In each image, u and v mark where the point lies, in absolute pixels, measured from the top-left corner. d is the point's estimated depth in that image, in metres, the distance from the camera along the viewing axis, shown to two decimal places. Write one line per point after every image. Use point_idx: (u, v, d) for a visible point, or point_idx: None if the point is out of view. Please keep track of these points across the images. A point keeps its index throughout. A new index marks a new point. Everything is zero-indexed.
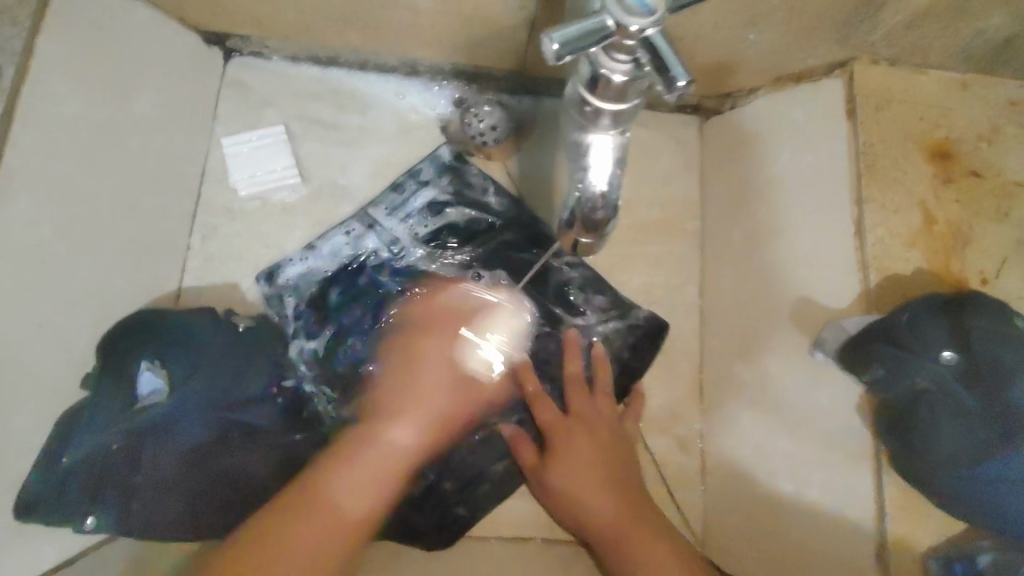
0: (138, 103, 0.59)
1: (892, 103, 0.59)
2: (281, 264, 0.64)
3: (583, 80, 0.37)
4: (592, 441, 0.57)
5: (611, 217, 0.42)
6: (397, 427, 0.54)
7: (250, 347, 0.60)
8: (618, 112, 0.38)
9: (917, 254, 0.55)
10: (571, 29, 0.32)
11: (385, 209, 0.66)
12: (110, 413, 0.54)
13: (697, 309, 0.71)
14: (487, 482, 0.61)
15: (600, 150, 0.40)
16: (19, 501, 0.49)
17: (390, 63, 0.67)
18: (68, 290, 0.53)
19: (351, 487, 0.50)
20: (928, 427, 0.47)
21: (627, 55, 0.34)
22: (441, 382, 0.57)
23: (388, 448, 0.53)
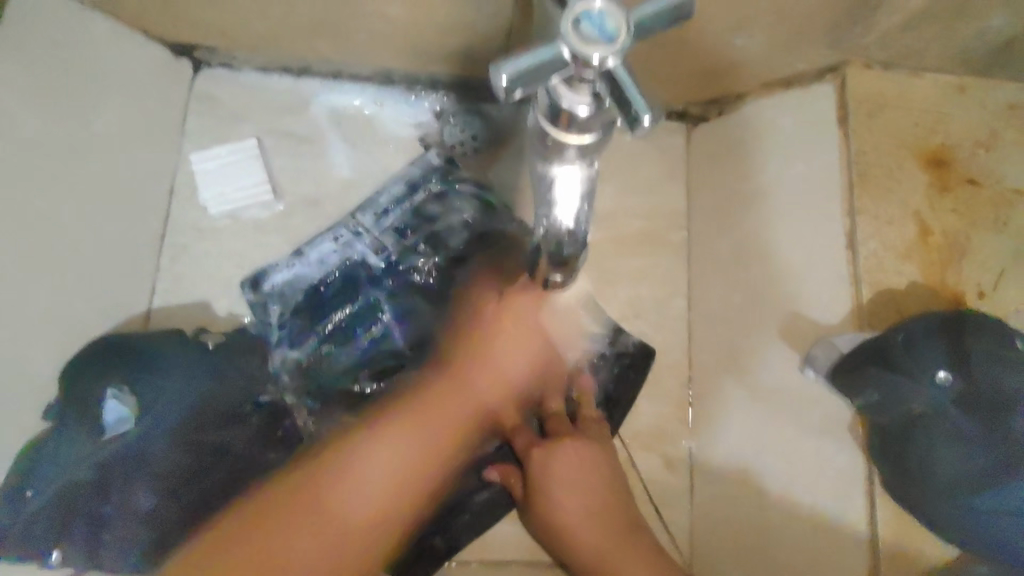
0: (98, 121, 0.57)
1: (885, 108, 0.56)
2: (264, 272, 0.61)
3: (542, 111, 0.33)
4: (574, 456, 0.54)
5: (578, 250, 0.40)
6: (475, 367, 0.55)
7: (223, 365, 0.57)
8: (584, 146, 0.34)
9: (910, 267, 0.52)
10: (525, 61, 0.29)
11: (373, 214, 0.63)
12: (75, 444, 0.50)
13: (686, 321, 0.69)
14: (469, 511, 0.59)
15: (566, 184, 0.36)
16: None
17: (365, 72, 0.65)
18: (27, 319, 0.51)
19: (382, 464, 0.49)
20: (924, 453, 0.45)
21: (589, 87, 0.31)
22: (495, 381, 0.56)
23: (460, 404, 0.54)
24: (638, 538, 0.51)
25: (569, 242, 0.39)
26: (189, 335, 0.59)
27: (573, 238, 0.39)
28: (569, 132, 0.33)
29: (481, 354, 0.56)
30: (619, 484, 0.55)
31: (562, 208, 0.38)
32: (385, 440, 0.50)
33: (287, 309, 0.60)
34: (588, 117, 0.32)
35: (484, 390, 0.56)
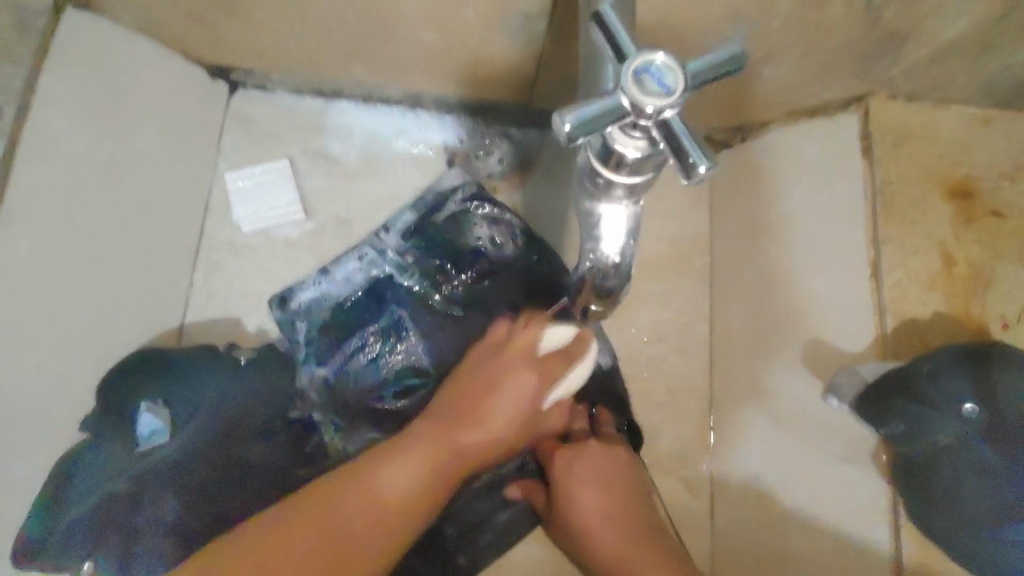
0: (139, 139, 0.58)
1: (909, 138, 0.57)
2: (292, 289, 0.63)
3: (596, 151, 0.35)
4: (586, 487, 0.54)
5: (623, 285, 0.39)
6: (531, 386, 0.44)
7: (257, 374, 0.58)
8: (631, 186, 0.36)
9: (935, 299, 0.53)
10: (587, 110, 0.30)
11: (396, 232, 0.65)
12: (113, 455, 0.52)
13: (708, 345, 0.70)
14: (491, 530, 0.60)
15: (612, 219, 0.38)
16: (17, 547, 0.48)
17: (396, 96, 0.67)
18: (67, 334, 0.52)
19: (393, 489, 0.39)
20: (949, 485, 0.46)
21: (642, 133, 0.32)
22: (519, 404, 0.43)
23: (423, 357, 0.53)
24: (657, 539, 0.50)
25: (614, 276, 0.40)
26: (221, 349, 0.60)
27: (618, 271, 0.39)
28: (619, 172, 0.35)
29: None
30: (636, 486, 0.55)
31: (608, 242, 0.38)
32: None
33: (315, 325, 0.61)
34: (639, 161, 0.34)
35: (513, 406, 0.43)
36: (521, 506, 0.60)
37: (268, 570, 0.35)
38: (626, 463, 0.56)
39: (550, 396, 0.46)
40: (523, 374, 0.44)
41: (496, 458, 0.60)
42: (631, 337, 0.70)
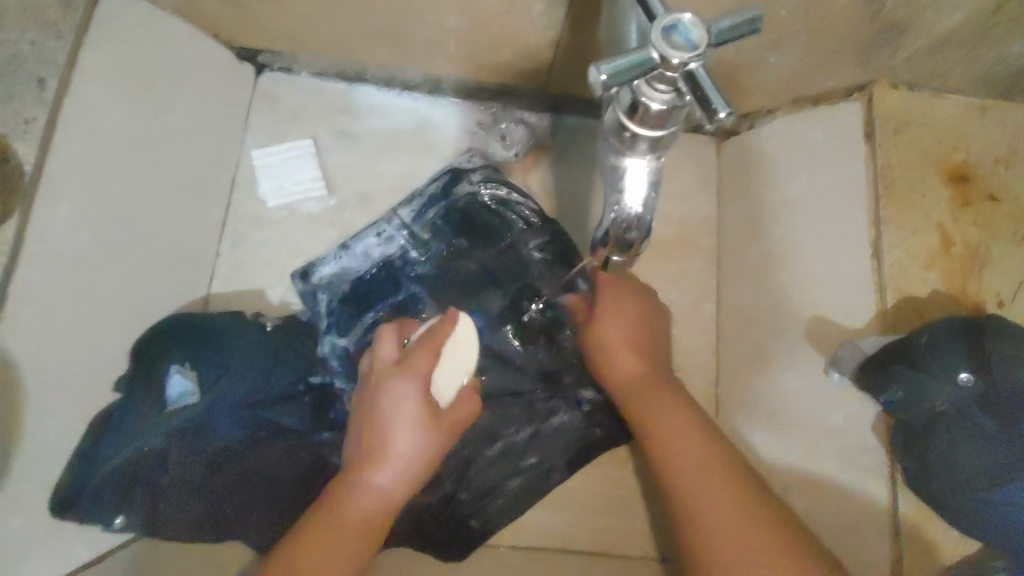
0: (171, 113, 0.60)
1: (910, 124, 0.59)
2: (314, 263, 0.66)
3: (624, 108, 0.37)
4: (617, 324, 0.56)
5: (643, 237, 0.43)
6: (382, 476, 0.47)
7: (281, 337, 0.61)
8: (655, 139, 0.38)
9: (934, 276, 0.55)
10: (619, 62, 0.33)
11: (413, 208, 0.67)
12: (142, 415, 0.54)
13: (713, 324, 0.72)
14: (502, 497, 0.61)
15: (634, 173, 0.41)
16: (51, 497, 0.49)
17: (416, 79, 0.69)
18: (103, 298, 0.55)
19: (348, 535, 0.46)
20: (946, 448, 0.48)
21: (668, 85, 0.35)
22: (403, 437, 0.47)
23: (367, 504, 0.47)
24: (724, 464, 0.48)
25: (636, 227, 0.43)
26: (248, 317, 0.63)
27: (640, 224, 0.42)
28: (643, 126, 0.37)
29: (374, 447, 0.47)
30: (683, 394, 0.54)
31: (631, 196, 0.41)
32: (310, 556, 0.45)
33: (336, 297, 0.64)
34: (664, 113, 0.36)
35: (415, 468, 0.48)
36: (532, 471, 0.62)
37: None
38: (649, 330, 0.57)
39: (442, 391, 0.49)
40: (400, 381, 0.48)
41: (508, 426, 0.62)
42: None
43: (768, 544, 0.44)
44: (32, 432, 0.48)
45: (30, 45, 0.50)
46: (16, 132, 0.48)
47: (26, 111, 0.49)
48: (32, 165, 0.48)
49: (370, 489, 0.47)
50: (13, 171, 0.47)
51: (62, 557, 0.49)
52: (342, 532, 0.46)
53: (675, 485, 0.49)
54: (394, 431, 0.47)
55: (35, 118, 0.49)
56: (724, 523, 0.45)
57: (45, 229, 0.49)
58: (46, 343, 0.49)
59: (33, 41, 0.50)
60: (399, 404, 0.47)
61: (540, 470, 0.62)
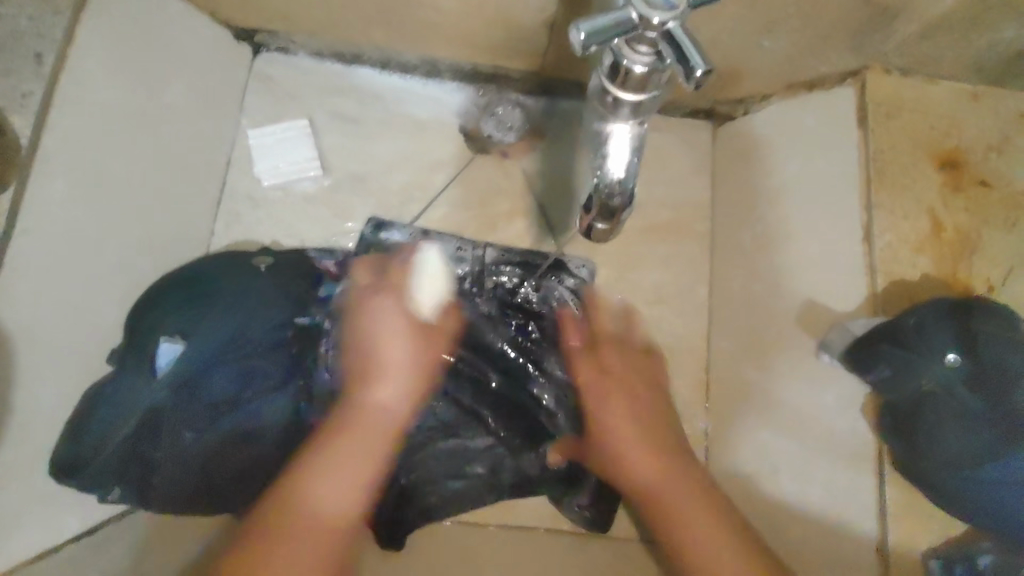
0: (167, 93, 0.61)
1: (903, 110, 0.59)
2: (392, 223, 0.67)
3: (607, 72, 0.37)
4: (634, 448, 0.53)
5: (627, 205, 0.40)
6: (381, 393, 0.47)
7: (271, 285, 0.62)
8: (638, 104, 0.38)
9: (924, 260, 0.56)
10: (599, 22, 0.33)
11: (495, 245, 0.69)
12: (133, 388, 0.54)
13: (706, 309, 0.73)
14: (437, 494, 0.61)
15: (618, 140, 0.40)
16: (52, 463, 0.50)
17: (412, 61, 0.69)
18: (95, 272, 0.55)
19: (340, 475, 0.44)
20: (932, 428, 0.48)
21: (649, 47, 0.35)
22: (398, 348, 0.48)
23: (372, 415, 0.46)
24: (666, 424, 0.55)
25: (619, 194, 0.40)
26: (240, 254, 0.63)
27: (623, 190, 0.40)
28: (626, 90, 0.38)
29: (371, 365, 0.48)
30: (733, 513, 0.51)
31: (613, 163, 0.40)
32: (318, 466, 0.44)
33: None
34: (645, 76, 0.36)
35: (393, 391, 0.47)
36: (479, 479, 0.62)
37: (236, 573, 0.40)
38: (659, 436, 0.54)
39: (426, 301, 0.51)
40: (387, 298, 0.50)
41: (467, 429, 0.62)
42: (634, 300, 0.72)
43: (693, 490, 0.51)
44: (25, 403, 0.49)
45: (29, 20, 0.50)
46: (14, 105, 0.48)
47: (24, 85, 0.49)
48: (29, 138, 0.48)
49: (368, 406, 0.47)
50: (10, 143, 0.48)
51: (55, 531, 0.50)
52: (343, 465, 0.44)
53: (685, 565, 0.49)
54: (389, 341, 0.48)
55: (33, 91, 0.49)
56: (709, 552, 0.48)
57: (42, 203, 0.50)
58: (38, 314, 0.50)
59: (31, 16, 0.51)
60: (384, 315, 0.50)
61: (486, 480, 0.62)
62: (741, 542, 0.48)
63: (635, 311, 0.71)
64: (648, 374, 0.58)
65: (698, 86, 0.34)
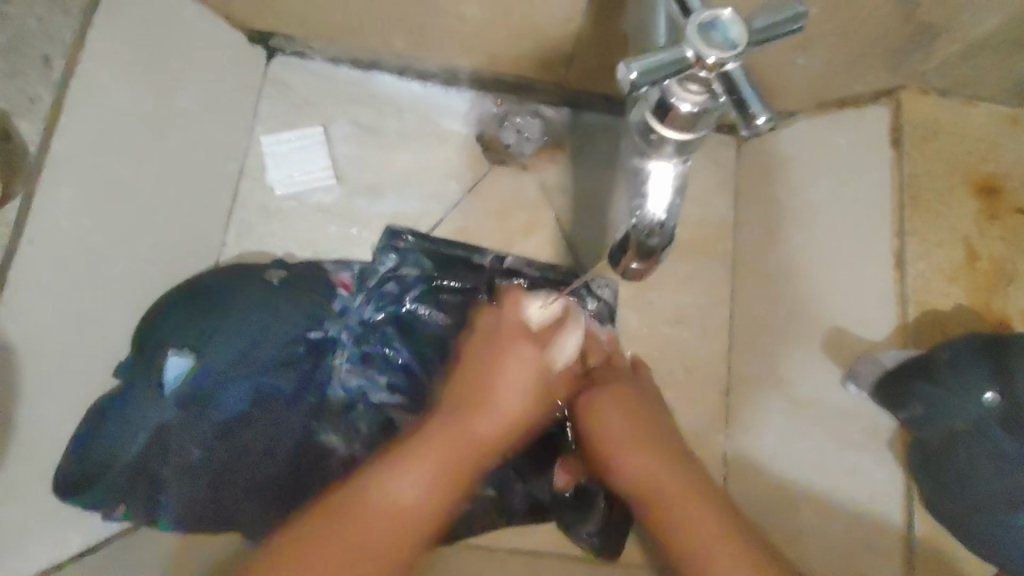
0: (179, 98, 0.59)
1: (939, 133, 0.58)
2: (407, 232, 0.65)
3: (652, 108, 0.35)
4: (628, 448, 0.52)
5: (666, 245, 0.40)
6: (526, 350, 0.48)
7: (282, 296, 0.59)
8: (683, 143, 0.36)
9: (957, 290, 0.54)
10: (649, 59, 0.31)
11: (510, 259, 0.66)
12: (141, 401, 0.53)
13: (726, 330, 0.71)
14: None
15: (658, 178, 0.39)
16: (57, 482, 0.49)
17: (431, 69, 0.67)
18: (103, 284, 0.54)
19: (490, 438, 0.45)
20: (964, 470, 0.47)
21: (701, 86, 0.33)
22: (519, 384, 0.47)
23: (466, 432, 0.45)
24: (653, 413, 0.55)
25: (658, 235, 0.40)
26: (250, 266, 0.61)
27: (663, 231, 0.40)
28: (671, 127, 0.35)
29: (498, 367, 0.48)
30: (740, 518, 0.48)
31: (654, 202, 0.39)
32: (427, 442, 0.45)
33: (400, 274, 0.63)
34: (694, 116, 0.34)
35: (515, 394, 0.47)
36: (487, 502, 0.60)
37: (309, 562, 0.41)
38: (650, 434, 0.53)
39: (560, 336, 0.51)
40: (502, 327, 0.50)
41: None
42: (651, 318, 0.70)
43: (694, 498, 0.49)
44: (30, 417, 0.47)
45: (38, 21, 0.48)
46: (20, 109, 0.47)
47: (30, 88, 0.47)
48: (37, 146, 0.47)
49: (511, 353, 0.48)
50: (17, 150, 0.46)
51: (60, 546, 0.49)
52: (428, 451, 0.45)
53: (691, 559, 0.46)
54: (511, 383, 0.47)
55: (40, 96, 0.47)
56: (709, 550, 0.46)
57: (47, 215, 0.48)
58: (42, 328, 0.48)
59: (41, 17, 0.49)
60: (523, 358, 0.48)
61: (495, 504, 0.60)
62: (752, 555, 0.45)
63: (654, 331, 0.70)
64: (633, 379, 0.59)
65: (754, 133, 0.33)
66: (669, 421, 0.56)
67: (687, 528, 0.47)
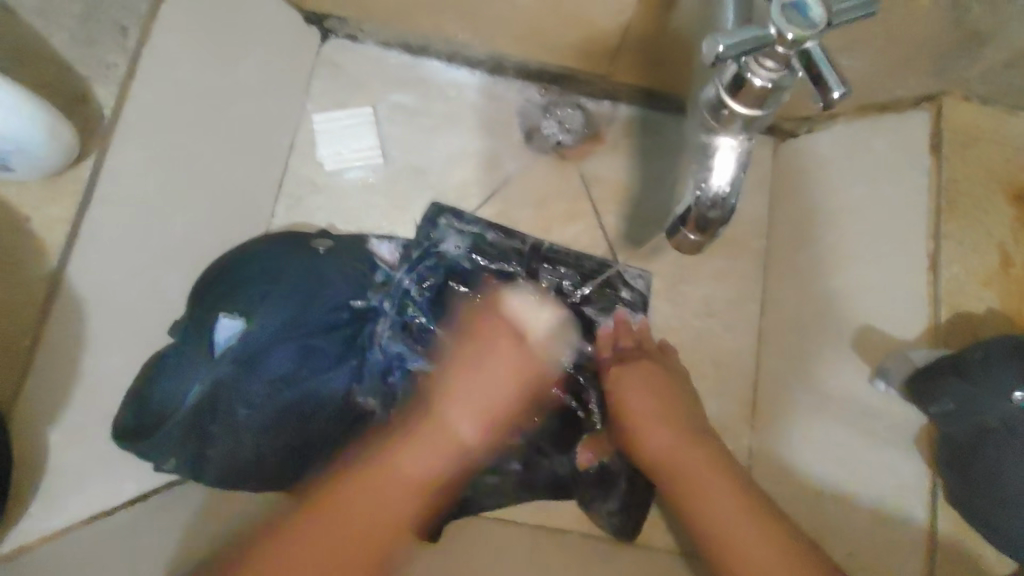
0: (239, 72, 0.63)
1: (980, 140, 0.58)
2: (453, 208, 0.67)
3: (726, 84, 0.37)
4: (656, 428, 0.54)
5: (725, 220, 0.40)
6: (451, 409, 0.49)
7: (326, 263, 0.61)
8: (752, 118, 0.38)
9: (991, 294, 0.55)
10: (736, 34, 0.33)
11: (548, 245, 0.68)
12: (194, 361, 0.55)
13: (755, 325, 0.72)
14: (475, 487, 0.60)
15: (723, 154, 0.40)
16: (115, 429, 0.53)
17: (479, 56, 0.69)
18: (163, 241, 0.57)
19: (422, 464, 0.47)
20: (992, 466, 0.48)
21: (777, 62, 0.35)
22: (510, 376, 0.51)
23: (449, 436, 0.48)
24: (678, 389, 0.58)
25: (719, 208, 0.40)
26: (299, 235, 0.63)
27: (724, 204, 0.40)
28: (741, 102, 0.37)
29: (466, 369, 0.51)
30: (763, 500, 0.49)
31: (717, 175, 0.40)
32: (412, 447, 0.48)
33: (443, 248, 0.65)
34: (767, 91, 0.36)
35: (472, 420, 0.49)
36: (513, 475, 0.62)
37: (311, 528, 0.43)
38: (675, 417, 0.55)
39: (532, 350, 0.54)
40: (503, 340, 0.52)
41: None
42: (682, 311, 0.71)
43: (721, 475, 0.50)
44: (90, 362, 0.53)
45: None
46: (97, 75, 0.56)
47: (109, 57, 0.56)
48: (109, 108, 0.55)
49: (450, 429, 0.49)
50: (92, 115, 0.55)
51: (115, 492, 0.53)
52: (418, 454, 0.47)
53: (721, 540, 0.47)
54: (521, 310, 0.57)
55: (117, 64, 0.56)
56: (740, 525, 0.47)
57: (116, 174, 0.56)
58: (107, 278, 0.54)
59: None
60: (500, 359, 0.51)
61: (521, 479, 0.62)
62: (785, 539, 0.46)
63: (684, 322, 0.71)
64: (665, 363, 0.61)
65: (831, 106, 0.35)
66: (696, 403, 0.58)
67: (714, 508, 0.49)
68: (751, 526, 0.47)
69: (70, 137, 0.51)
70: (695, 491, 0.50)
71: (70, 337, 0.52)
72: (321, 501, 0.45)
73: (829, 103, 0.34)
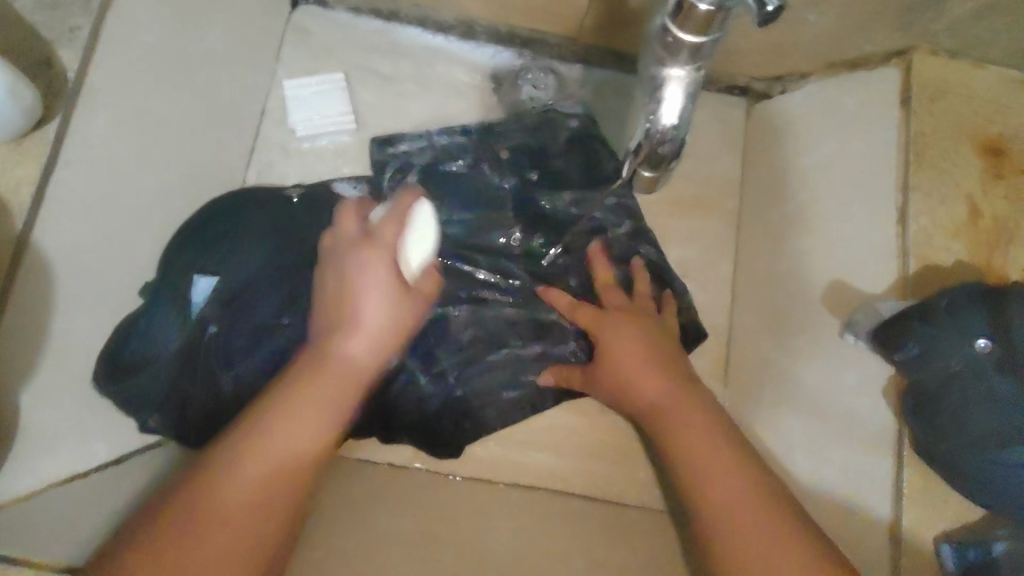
0: (206, 39, 0.63)
1: (948, 94, 0.58)
2: (395, 135, 0.68)
3: (670, 11, 0.39)
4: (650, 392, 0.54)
5: (675, 154, 0.44)
6: (349, 343, 0.49)
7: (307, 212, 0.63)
8: (698, 47, 0.40)
9: (958, 247, 0.55)
10: None
11: (494, 130, 0.69)
12: (167, 321, 0.57)
13: (731, 286, 0.71)
14: (495, 403, 0.63)
15: (673, 88, 0.42)
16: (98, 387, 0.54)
17: (448, 21, 0.69)
18: (134, 207, 0.58)
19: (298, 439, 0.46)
20: (958, 411, 0.48)
21: None
22: (380, 302, 0.50)
23: (336, 366, 0.48)
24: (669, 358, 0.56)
25: (668, 141, 0.43)
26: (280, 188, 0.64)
27: (673, 136, 0.43)
28: (686, 29, 0.39)
29: (343, 318, 0.50)
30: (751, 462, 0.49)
31: (666, 112, 0.42)
32: (283, 416, 0.46)
33: (407, 171, 0.67)
34: (710, 14, 0.38)
35: (357, 361, 0.49)
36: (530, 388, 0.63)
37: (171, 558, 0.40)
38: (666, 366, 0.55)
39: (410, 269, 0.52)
40: (377, 255, 0.51)
41: (513, 338, 0.64)
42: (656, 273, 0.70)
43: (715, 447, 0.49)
44: (57, 331, 0.52)
45: None
46: (61, 39, 0.56)
47: (71, 19, 0.56)
48: (74, 71, 0.56)
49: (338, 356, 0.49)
50: (58, 76, 0.55)
51: (84, 456, 0.52)
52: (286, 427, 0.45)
53: (702, 505, 0.48)
54: (363, 300, 0.50)
55: (81, 26, 0.56)
56: (730, 492, 0.47)
57: (84, 135, 0.56)
58: (77, 242, 0.54)
59: None
60: (373, 274, 0.50)
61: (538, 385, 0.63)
62: (760, 487, 0.47)
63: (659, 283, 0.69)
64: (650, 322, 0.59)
65: (768, 18, 0.37)
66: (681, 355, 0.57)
67: (697, 466, 0.49)
68: (733, 485, 0.47)
69: (32, 95, 0.51)
70: (693, 478, 0.49)
71: (35, 295, 0.51)
72: (199, 474, 0.43)
73: (767, 16, 0.37)
